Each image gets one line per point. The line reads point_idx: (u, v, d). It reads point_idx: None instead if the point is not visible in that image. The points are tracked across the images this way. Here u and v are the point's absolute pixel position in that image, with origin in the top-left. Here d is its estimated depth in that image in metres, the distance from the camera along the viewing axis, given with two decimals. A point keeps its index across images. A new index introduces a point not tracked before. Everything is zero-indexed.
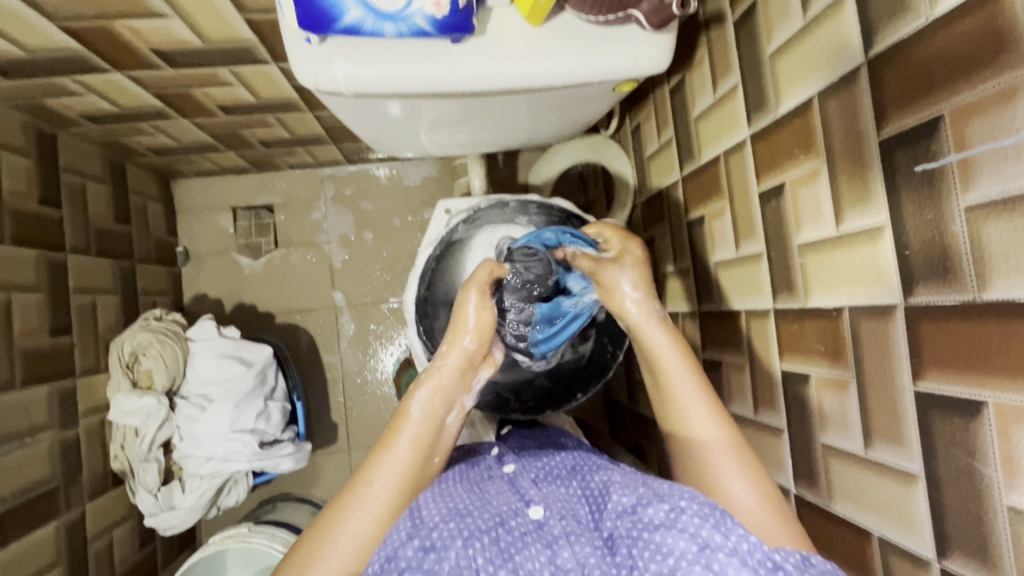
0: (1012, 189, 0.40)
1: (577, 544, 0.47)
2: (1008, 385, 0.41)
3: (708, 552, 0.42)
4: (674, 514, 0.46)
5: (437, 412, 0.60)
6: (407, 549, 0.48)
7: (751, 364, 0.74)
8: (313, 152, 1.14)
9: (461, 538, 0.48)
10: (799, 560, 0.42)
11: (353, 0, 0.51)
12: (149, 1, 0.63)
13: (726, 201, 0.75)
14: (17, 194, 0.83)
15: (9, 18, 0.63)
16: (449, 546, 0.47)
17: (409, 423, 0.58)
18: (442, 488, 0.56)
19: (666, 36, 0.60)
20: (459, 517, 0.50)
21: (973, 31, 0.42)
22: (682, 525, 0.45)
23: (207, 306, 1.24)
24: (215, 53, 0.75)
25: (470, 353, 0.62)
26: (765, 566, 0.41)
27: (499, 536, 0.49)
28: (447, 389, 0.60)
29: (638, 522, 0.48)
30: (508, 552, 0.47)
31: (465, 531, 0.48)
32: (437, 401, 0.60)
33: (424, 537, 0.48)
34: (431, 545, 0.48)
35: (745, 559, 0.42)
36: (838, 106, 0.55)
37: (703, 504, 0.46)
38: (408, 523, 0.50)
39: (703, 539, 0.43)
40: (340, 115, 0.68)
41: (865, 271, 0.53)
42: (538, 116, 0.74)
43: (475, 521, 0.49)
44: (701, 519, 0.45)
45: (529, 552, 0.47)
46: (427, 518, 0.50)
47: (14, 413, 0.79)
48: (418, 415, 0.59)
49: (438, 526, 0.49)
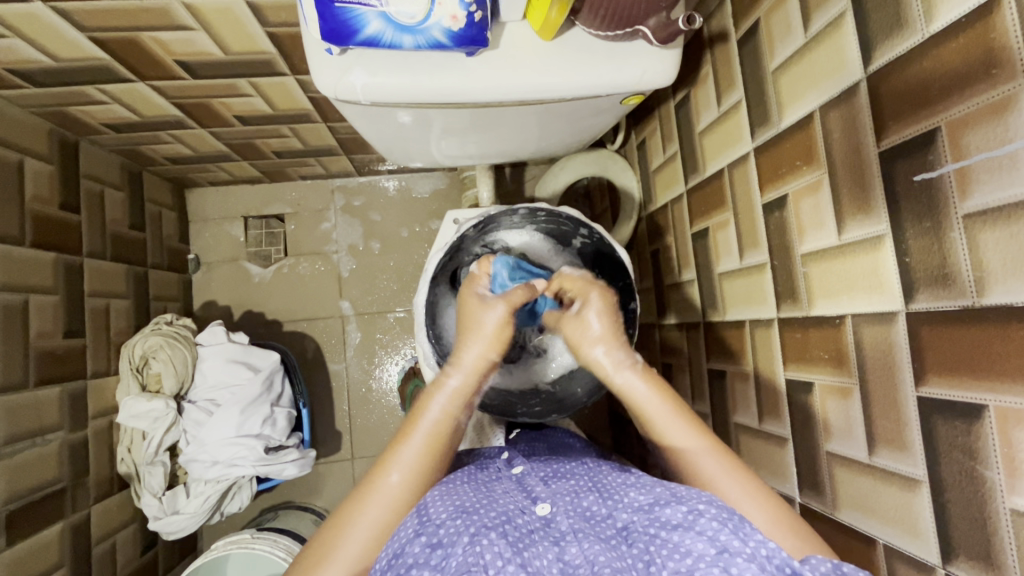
0: (1008, 197, 0.41)
1: (584, 541, 0.47)
2: (1007, 388, 0.42)
3: (727, 556, 0.43)
4: (693, 516, 0.47)
5: (455, 411, 0.61)
6: (415, 545, 0.48)
7: (755, 373, 0.75)
8: (325, 163, 1.17)
9: (468, 534, 0.47)
10: (830, 569, 0.43)
11: (373, 13, 0.53)
12: (176, 15, 0.66)
13: (729, 213, 0.77)
14: (39, 199, 0.85)
15: (41, 27, 0.66)
16: (455, 543, 0.47)
17: (428, 414, 0.60)
18: (450, 486, 0.55)
19: (673, 50, 0.62)
20: (466, 514, 0.50)
21: (967, 47, 0.43)
22: (700, 528, 0.46)
23: (216, 313, 1.26)
24: (235, 64, 0.78)
25: (490, 361, 0.65)
26: (784, 573, 0.42)
27: (507, 531, 0.48)
28: (467, 389, 0.63)
29: (655, 521, 0.48)
30: (519, 545, 0.47)
31: (472, 527, 0.48)
32: (450, 401, 0.61)
33: (431, 535, 0.48)
34: (438, 541, 0.48)
35: (763, 564, 0.42)
36: (838, 119, 0.57)
37: (721, 509, 0.47)
38: (416, 519, 0.51)
39: (721, 543, 0.44)
40: (358, 123, 0.70)
41: (867, 278, 0.55)
42: (547, 127, 0.76)
43: (481, 519, 0.49)
44: (719, 523, 0.45)
45: (538, 549, 0.47)
46: (434, 516, 0.50)
47: (27, 412, 0.80)
48: (439, 410, 0.60)
49: (445, 522, 0.49)
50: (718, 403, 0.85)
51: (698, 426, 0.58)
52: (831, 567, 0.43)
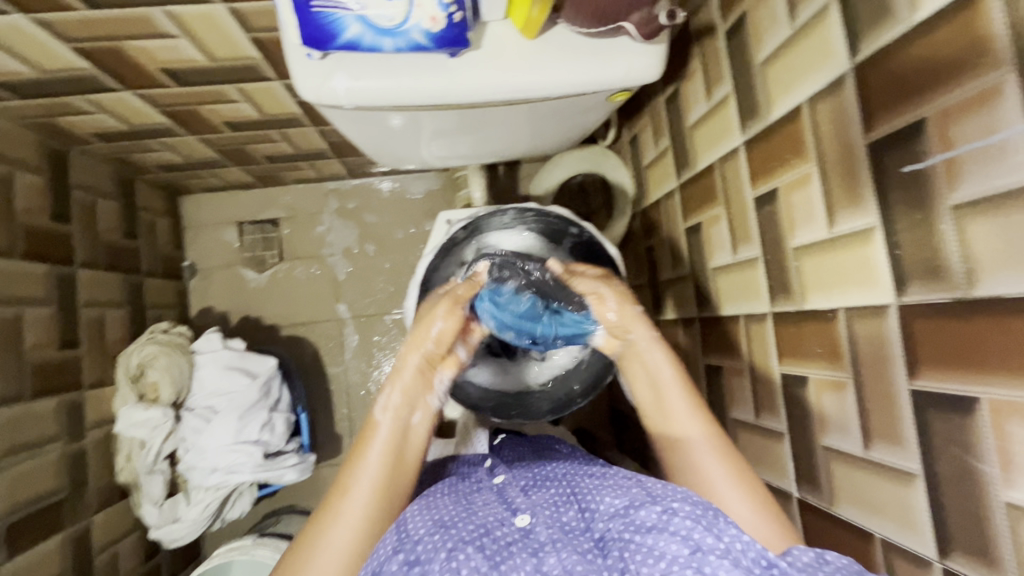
0: (997, 187, 0.41)
1: (563, 551, 0.47)
2: (1000, 380, 0.42)
3: (700, 555, 0.42)
4: (667, 517, 0.47)
5: (402, 415, 0.63)
6: (393, 563, 0.48)
7: (750, 368, 0.74)
8: (317, 166, 1.17)
9: (445, 550, 0.47)
10: (813, 559, 0.41)
11: (353, 17, 0.53)
12: (158, 23, 0.66)
13: (721, 207, 0.77)
14: (30, 211, 0.85)
15: (24, 39, 0.66)
16: (433, 559, 0.47)
17: (377, 429, 0.62)
18: (430, 500, 0.56)
19: (658, 46, 0.61)
20: (443, 529, 0.50)
21: (954, 35, 0.43)
22: (675, 528, 0.45)
23: (213, 319, 1.26)
24: (221, 70, 0.78)
25: (429, 354, 0.67)
26: (759, 566, 0.41)
27: (485, 545, 0.48)
28: (411, 392, 0.65)
29: (630, 526, 0.48)
30: (496, 559, 0.47)
31: (450, 542, 0.48)
32: (394, 406, 0.63)
33: (409, 552, 0.48)
34: (415, 558, 0.47)
35: (737, 559, 0.42)
36: (827, 111, 0.56)
37: (695, 506, 0.47)
38: (395, 537, 0.51)
39: (695, 541, 0.43)
40: (344, 127, 0.69)
41: (859, 271, 0.54)
42: (536, 125, 0.75)
43: (459, 533, 0.49)
44: (694, 521, 0.45)
45: (516, 561, 0.46)
46: (413, 532, 0.51)
47: (24, 425, 0.80)
48: (386, 421, 0.63)
49: (423, 539, 0.49)
50: (715, 398, 0.85)
51: (705, 418, 0.62)
52: (813, 557, 0.41)
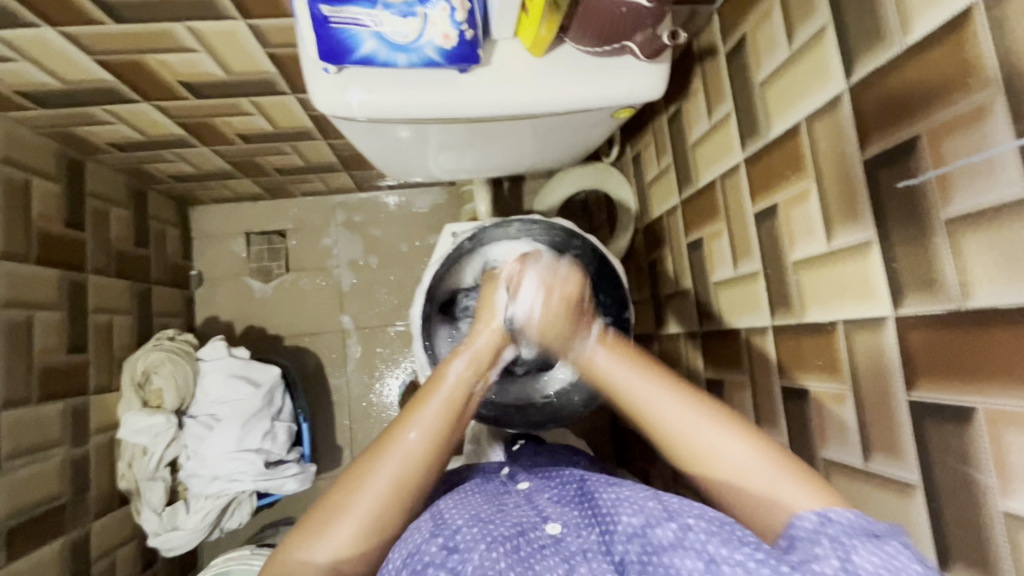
0: (988, 202, 0.42)
1: (593, 561, 0.45)
2: (994, 390, 0.43)
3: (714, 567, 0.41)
4: (683, 534, 0.44)
5: (470, 379, 0.60)
6: (430, 545, 0.46)
7: (752, 382, 0.75)
8: (326, 180, 1.19)
9: (484, 542, 0.46)
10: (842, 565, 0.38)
11: (368, 34, 0.56)
12: (181, 38, 0.68)
13: (722, 223, 0.78)
14: (45, 217, 0.87)
15: (51, 53, 0.69)
16: (473, 548, 0.45)
17: (444, 381, 0.59)
18: (462, 496, 0.55)
19: (660, 65, 0.64)
20: (482, 523, 0.48)
21: (944, 57, 0.44)
22: (690, 544, 0.43)
23: (218, 328, 1.27)
24: (238, 84, 0.80)
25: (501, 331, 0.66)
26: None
27: (520, 543, 0.47)
28: (479, 358, 0.63)
29: (647, 546, 0.45)
30: (528, 561, 0.45)
31: (488, 536, 0.47)
32: (466, 365, 0.61)
33: (448, 538, 0.47)
34: (454, 544, 0.46)
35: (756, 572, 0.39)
36: (823, 129, 0.58)
37: (711, 522, 0.44)
38: (430, 524, 0.49)
39: (709, 554, 0.42)
40: (354, 140, 0.72)
41: (857, 285, 0.55)
42: (542, 140, 0.77)
43: (497, 529, 0.48)
44: (709, 536, 0.43)
45: (549, 564, 0.45)
46: (451, 520, 0.49)
47: (29, 427, 0.80)
48: (453, 375, 0.60)
49: (462, 529, 0.47)
50: None
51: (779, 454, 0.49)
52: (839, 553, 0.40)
